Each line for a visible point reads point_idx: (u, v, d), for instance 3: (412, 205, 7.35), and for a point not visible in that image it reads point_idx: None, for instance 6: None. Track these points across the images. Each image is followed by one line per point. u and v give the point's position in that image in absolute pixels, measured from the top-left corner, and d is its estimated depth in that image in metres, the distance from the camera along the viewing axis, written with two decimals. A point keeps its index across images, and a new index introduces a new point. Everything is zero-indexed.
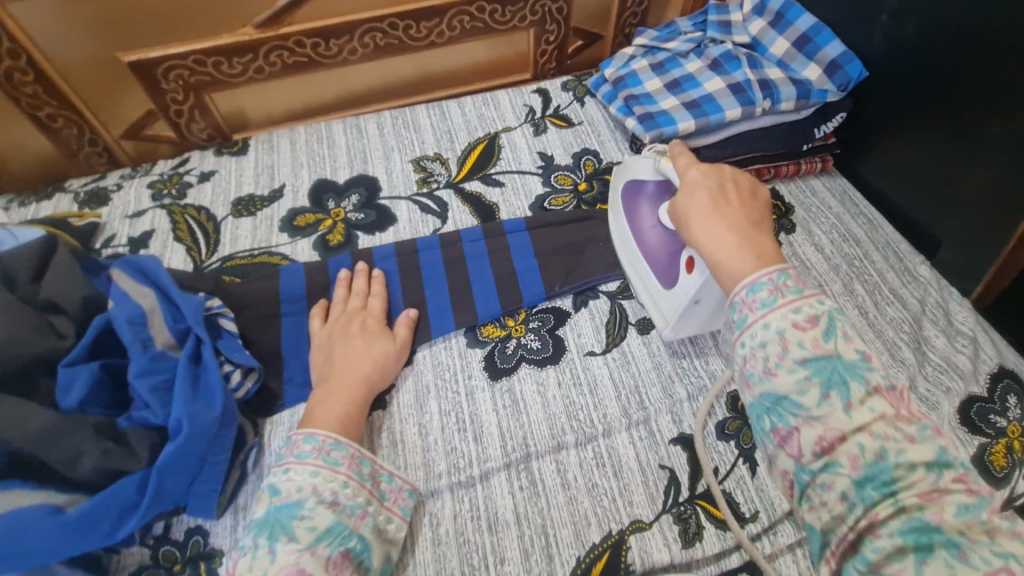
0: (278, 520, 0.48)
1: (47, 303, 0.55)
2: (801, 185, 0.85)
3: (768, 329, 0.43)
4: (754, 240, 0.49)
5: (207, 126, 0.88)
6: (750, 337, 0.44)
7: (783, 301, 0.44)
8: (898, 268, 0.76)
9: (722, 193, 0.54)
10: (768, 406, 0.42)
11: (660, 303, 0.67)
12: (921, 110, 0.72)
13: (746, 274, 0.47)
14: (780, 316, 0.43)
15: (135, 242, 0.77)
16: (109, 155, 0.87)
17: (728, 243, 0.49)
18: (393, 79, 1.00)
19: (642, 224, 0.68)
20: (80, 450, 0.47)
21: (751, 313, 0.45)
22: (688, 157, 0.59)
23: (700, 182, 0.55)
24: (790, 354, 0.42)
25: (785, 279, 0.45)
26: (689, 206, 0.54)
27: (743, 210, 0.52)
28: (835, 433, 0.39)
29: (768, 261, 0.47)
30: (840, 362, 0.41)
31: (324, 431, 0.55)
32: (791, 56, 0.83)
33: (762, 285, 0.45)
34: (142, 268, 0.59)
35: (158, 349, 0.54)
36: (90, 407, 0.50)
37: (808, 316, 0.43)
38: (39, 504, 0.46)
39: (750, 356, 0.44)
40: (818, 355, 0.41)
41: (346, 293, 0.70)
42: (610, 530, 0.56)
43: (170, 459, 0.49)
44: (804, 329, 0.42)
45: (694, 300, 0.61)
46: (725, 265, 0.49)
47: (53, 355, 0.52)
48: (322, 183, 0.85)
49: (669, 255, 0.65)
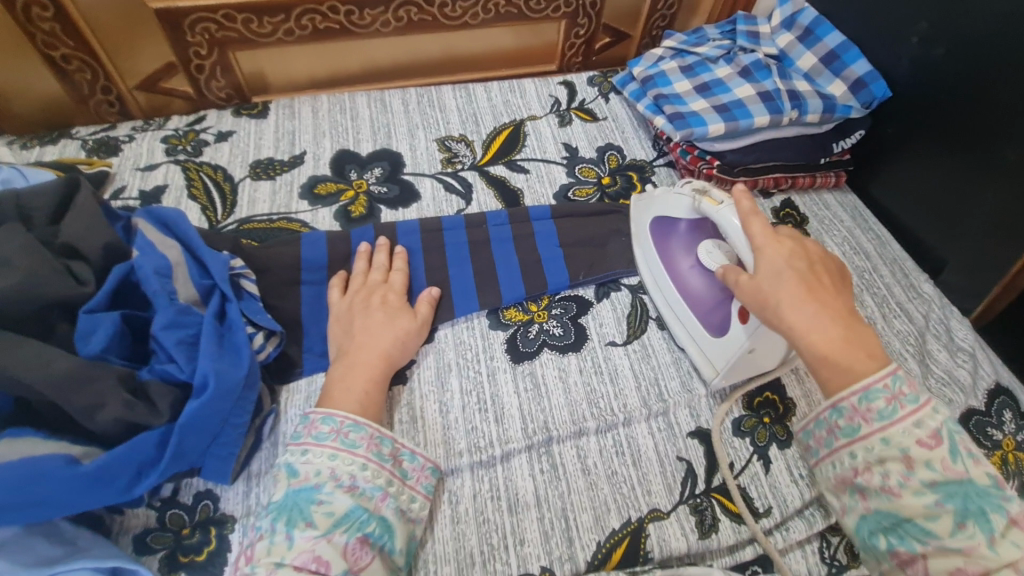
0: (297, 504, 0.48)
1: (64, 247, 0.52)
2: (815, 198, 0.88)
3: (887, 444, 0.49)
4: (853, 334, 0.52)
5: (227, 85, 0.85)
6: (864, 448, 0.50)
7: (901, 412, 0.49)
8: (904, 284, 0.79)
9: (813, 278, 0.55)
10: (888, 524, 0.48)
11: (706, 349, 0.65)
12: (946, 141, 0.75)
13: (861, 376, 0.51)
14: (901, 429, 0.49)
15: (146, 196, 0.74)
16: (121, 106, 0.83)
17: (834, 338, 0.52)
18: (419, 58, 0.99)
19: (680, 267, 0.68)
20: (101, 400, 0.45)
21: (864, 422, 0.50)
22: (762, 219, 0.58)
23: (786, 263, 0.55)
24: (915, 475, 0.47)
25: (900, 387, 0.50)
26: (776, 290, 0.54)
27: (833, 295, 0.55)
28: (976, 565, 0.43)
29: (878, 361, 0.51)
30: (972, 488, 0.46)
31: (343, 412, 0.53)
32: (818, 70, 0.85)
33: (877, 393, 0.50)
34: (168, 221, 0.57)
35: (184, 302, 0.52)
36: (111, 355, 0.48)
37: (930, 432, 0.48)
38: (54, 454, 0.43)
39: (865, 468, 0.50)
40: (948, 478, 0.46)
41: (367, 265, 0.68)
42: (630, 517, 0.56)
43: (194, 416, 0.47)
44: (928, 446, 0.48)
45: (749, 348, 0.60)
46: (834, 364, 0.52)
47: (71, 300, 0.49)
48: (344, 153, 0.83)
49: (716, 297, 0.65)
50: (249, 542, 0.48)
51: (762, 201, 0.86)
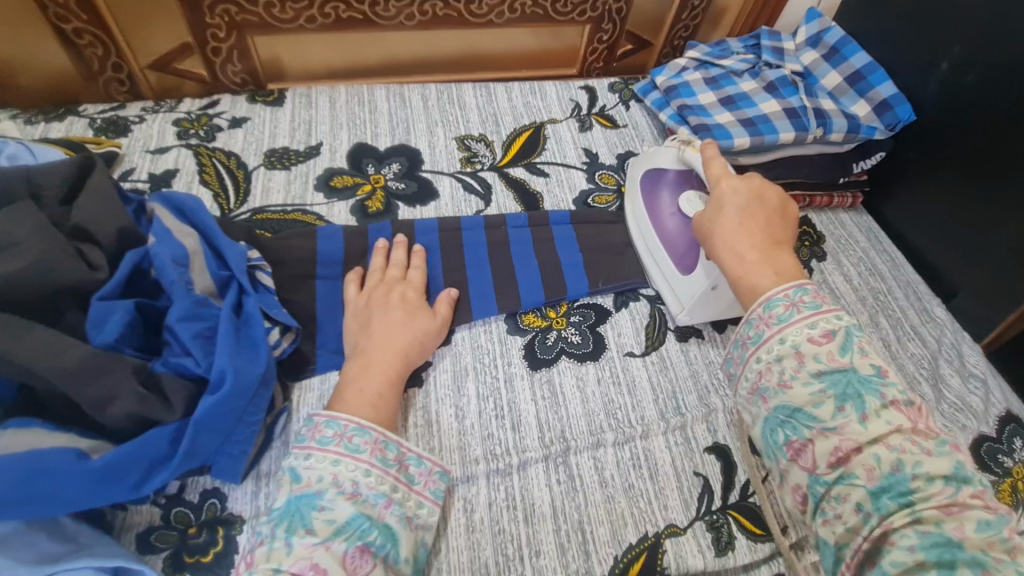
0: (298, 509, 0.45)
1: (76, 230, 0.50)
2: (831, 216, 0.88)
3: (783, 343, 0.46)
4: (773, 257, 0.51)
5: (243, 70, 0.83)
6: (767, 351, 0.46)
7: (798, 316, 0.46)
8: (917, 307, 0.79)
9: (750, 209, 0.54)
10: (782, 419, 0.44)
11: (676, 288, 0.68)
12: (962, 167, 0.76)
13: (766, 289, 0.49)
14: (796, 331, 0.46)
15: (156, 179, 0.72)
16: (132, 85, 0.81)
17: (750, 260, 0.51)
18: (439, 54, 0.97)
19: (660, 210, 0.70)
20: (113, 392, 0.43)
21: (768, 328, 0.47)
22: (722, 162, 0.60)
23: (730, 196, 0.56)
24: (806, 367, 0.44)
25: (801, 295, 0.47)
26: (714, 221, 0.55)
27: (765, 224, 0.54)
28: (850, 443, 0.40)
29: (787, 277, 0.49)
30: (854, 375, 0.43)
31: (347, 415, 0.51)
32: (843, 90, 0.85)
33: (778, 301, 0.47)
34: (183, 207, 0.55)
35: (202, 294, 0.50)
36: (124, 346, 0.46)
37: (823, 330, 0.45)
38: (63, 448, 0.41)
39: (765, 370, 0.46)
40: (833, 368, 0.43)
41: (384, 262, 0.66)
42: (646, 531, 0.55)
43: (209, 413, 0.46)
44: (819, 342, 0.45)
45: (712, 285, 0.64)
46: (745, 281, 0.51)
47: (82, 286, 0.47)
48: (361, 147, 0.81)
49: (688, 241, 0.66)
50: (249, 548, 0.46)
51: None
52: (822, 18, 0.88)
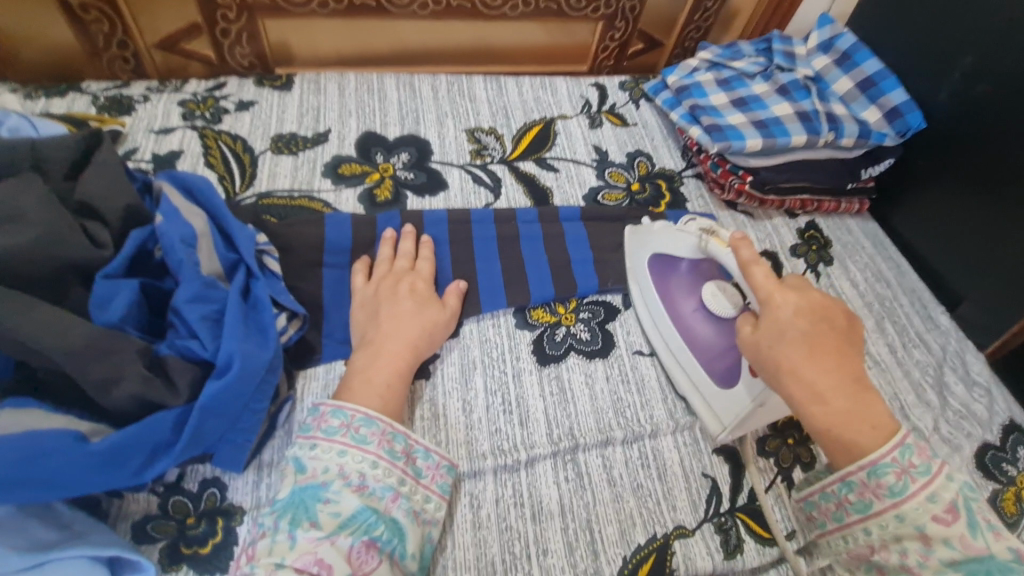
0: (303, 501, 0.45)
1: (81, 206, 0.48)
2: (838, 222, 0.88)
3: (903, 521, 0.44)
4: (860, 401, 0.48)
5: (251, 53, 0.81)
6: (879, 525, 0.45)
7: (914, 487, 0.44)
8: (923, 315, 0.79)
9: (815, 336, 0.50)
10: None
11: (712, 402, 0.60)
12: (971, 180, 0.77)
13: (870, 448, 0.46)
14: (914, 506, 0.44)
15: (160, 160, 0.70)
16: (137, 63, 0.79)
17: (836, 407, 0.47)
18: (449, 45, 0.96)
19: (682, 310, 0.64)
20: (117, 373, 0.41)
21: (876, 498, 0.45)
22: (763, 268, 0.54)
23: (790, 319, 0.51)
24: (934, 553, 0.43)
25: (909, 458, 0.45)
26: (778, 352, 0.50)
27: (836, 352, 0.50)
28: None
29: (885, 430, 0.46)
30: (995, 564, 0.41)
31: (353, 404, 0.50)
32: (854, 95, 0.85)
33: (886, 467, 0.45)
34: (191, 187, 0.54)
35: (210, 276, 0.49)
36: (128, 326, 0.45)
37: (946, 505, 0.43)
38: (62, 429, 0.40)
39: (880, 546, 0.45)
40: (967, 556, 0.42)
41: (392, 252, 0.65)
42: (655, 533, 0.54)
43: (215, 398, 0.44)
44: (946, 522, 0.43)
45: (759, 403, 0.56)
46: (835, 436, 0.47)
47: (86, 264, 0.45)
48: (370, 135, 0.80)
49: (724, 345, 0.61)
50: (250, 539, 0.45)
51: (787, 220, 0.86)
52: (834, 24, 0.88)
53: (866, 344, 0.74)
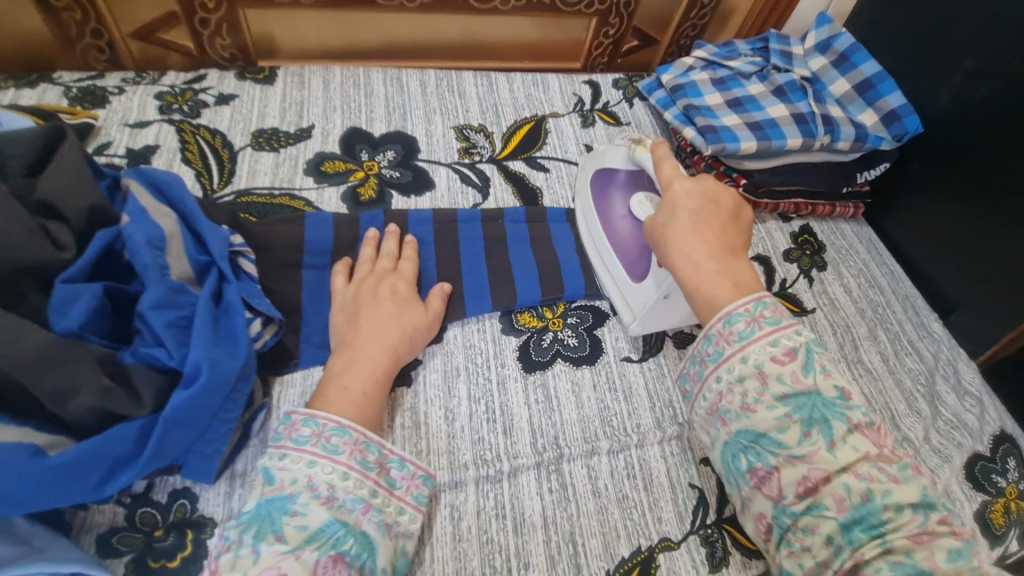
0: (268, 514, 0.43)
1: (41, 204, 0.46)
2: (832, 226, 0.87)
3: (745, 363, 0.46)
4: (728, 267, 0.51)
5: (232, 45, 0.79)
6: (727, 371, 0.47)
7: (759, 333, 0.47)
8: (915, 322, 0.78)
9: (703, 214, 0.53)
10: (746, 444, 0.45)
11: (629, 298, 0.65)
12: (968, 184, 0.75)
13: (725, 303, 0.49)
14: (757, 349, 0.46)
15: (134, 155, 0.68)
16: (112, 54, 0.76)
17: (706, 269, 0.50)
18: (439, 38, 0.94)
19: (612, 213, 0.67)
20: (76, 384, 0.39)
21: (727, 345, 0.47)
22: (674, 163, 0.56)
23: (683, 199, 0.54)
24: (769, 390, 0.45)
25: (762, 309, 0.48)
26: (668, 227, 0.54)
27: (719, 228, 0.53)
28: (819, 472, 0.42)
29: (745, 289, 0.50)
30: (819, 398, 0.44)
31: (326, 413, 0.48)
32: (851, 98, 0.83)
33: (739, 317, 0.48)
34: (160, 185, 0.51)
35: (178, 281, 0.47)
36: (89, 334, 0.43)
37: (784, 350, 0.46)
38: (17, 442, 0.37)
39: (726, 391, 0.47)
40: (797, 391, 0.45)
41: (373, 253, 0.63)
42: (640, 545, 0.53)
43: (180, 409, 0.42)
44: (782, 362, 0.46)
45: (663, 294, 0.60)
46: (701, 293, 0.50)
47: (45, 266, 0.43)
48: (355, 131, 0.78)
49: (641, 246, 0.64)
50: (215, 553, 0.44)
51: (781, 224, 0.84)
52: (832, 24, 0.86)
53: (857, 352, 0.73)
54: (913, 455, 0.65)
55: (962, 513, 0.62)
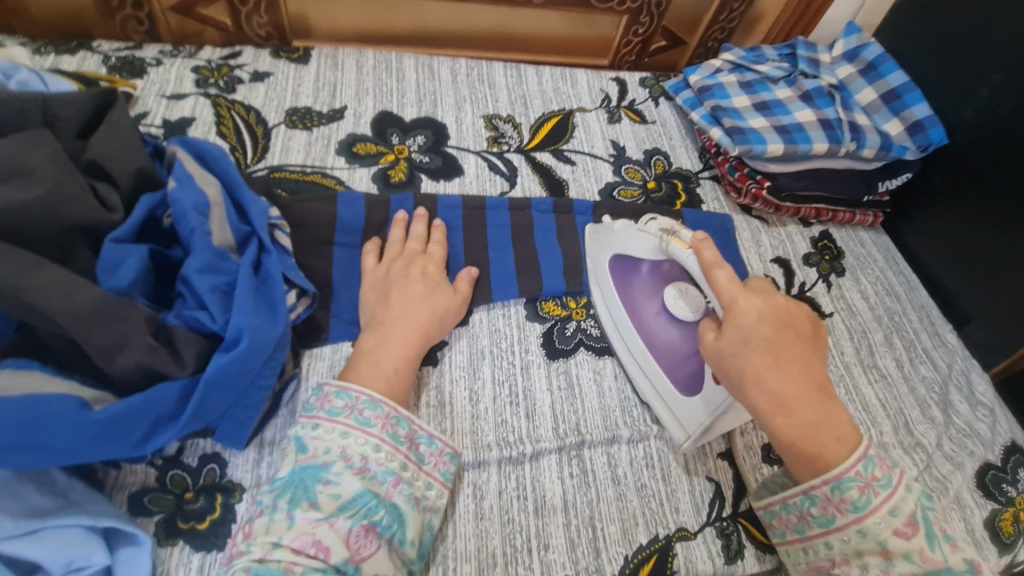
0: (302, 481, 0.44)
1: (90, 164, 0.46)
2: (851, 233, 0.87)
3: (863, 535, 0.45)
4: (823, 411, 0.48)
5: (269, 23, 0.79)
6: (840, 539, 0.47)
7: (876, 501, 0.45)
8: (930, 331, 0.79)
9: (780, 343, 0.48)
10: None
11: (675, 410, 0.58)
12: (993, 200, 0.76)
13: (834, 462, 0.47)
14: (878, 520, 0.45)
15: (170, 126, 0.68)
16: (151, 26, 0.77)
17: (803, 422, 0.47)
18: (470, 28, 0.95)
19: (643, 312, 0.62)
20: (123, 340, 0.40)
21: (839, 512, 0.46)
22: (727, 270, 0.51)
23: (754, 325, 0.48)
24: (894, 567, 0.44)
25: (872, 471, 0.46)
26: (743, 361, 0.48)
27: (800, 359, 0.48)
28: None
29: (849, 443, 0.47)
30: (951, 574, 0.43)
31: (357, 386, 0.49)
32: (876, 107, 0.84)
33: (850, 482, 0.46)
34: (204, 154, 0.52)
35: (221, 247, 0.47)
36: (135, 293, 0.43)
37: (906, 518, 0.45)
38: (66, 394, 0.38)
39: (844, 560, 0.47)
40: (927, 569, 0.44)
41: (404, 234, 0.64)
42: (657, 534, 0.54)
43: (222, 373, 0.43)
44: (905, 535, 0.45)
45: (722, 411, 0.54)
46: (799, 449, 0.47)
47: (94, 224, 0.44)
48: (387, 115, 0.78)
49: (687, 351, 0.60)
50: (247, 517, 0.44)
51: (801, 229, 0.85)
52: (860, 34, 0.87)
53: (873, 357, 0.74)
54: (926, 461, 0.66)
55: (971, 519, 0.63)
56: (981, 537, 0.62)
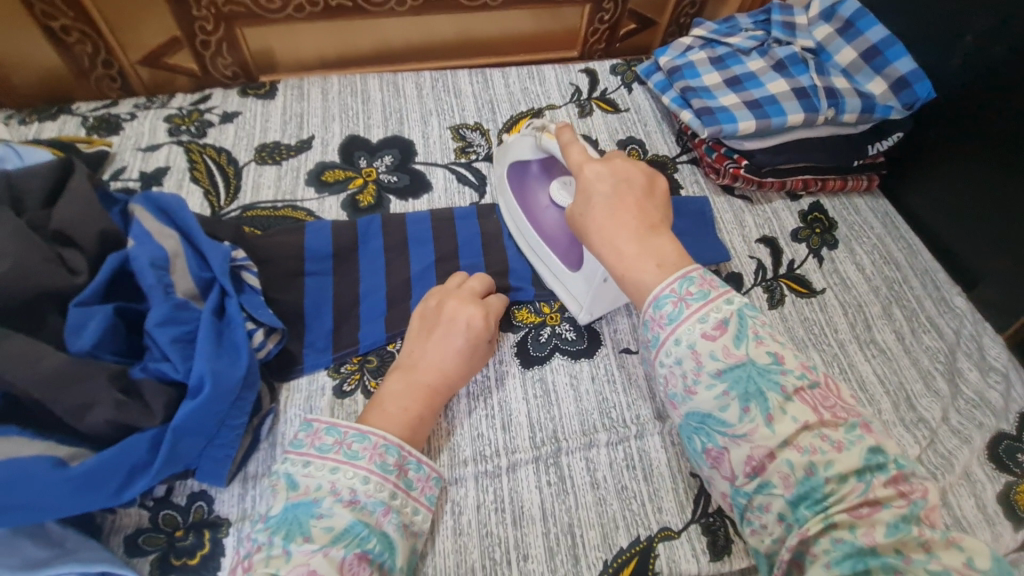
0: (296, 518, 0.43)
1: (57, 234, 0.49)
2: (845, 201, 0.84)
3: (679, 344, 0.43)
4: (651, 245, 0.48)
5: (233, 63, 0.82)
6: (666, 355, 0.44)
7: (688, 311, 0.44)
8: (935, 296, 0.75)
9: (617, 194, 0.51)
10: (696, 426, 0.43)
11: (571, 288, 0.64)
12: (1011, 164, 0.69)
13: (652, 286, 0.46)
14: (688, 329, 0.44)
15: (147, 178, 0.72)
16: (123, 82, 0.81)
17: (627, 251, 0.48)
18: (432, 38, 0.95)
19: (537, 206, 0.66)
20: (92, 399, 0.43)
21: (662, 329, 0.45)
22: (579, 145, 0.55)
23: (592, 183, 0.52)
24: (704, 369, 0.42)
25: (688, 287, 0.45)
26: (585, 217, 0.52)
27: (636, 208, 0.50)
28: (761, 450, 0.40)
29: (671, 267, 0.47)
30: (754, 368, 0.42)
31: (347, 422, 0.49)
32: (857, 67, 0.79)
33: (666, 298, 0.45)
34: (164, 207, 0.54)
35: (181, 298, 0.50)
36: (102, 352, 0.46)
37: (716, 322, 0.43)
38: (40, 455, 0.41)
39: (670, 374, 0.44)
40: (732, 364, 0.42)
41: (458, 284, 0.62)
42: (638, 535, 0.54)
43: (188, 419, 0.45)
44: (713, 337, 0.43)
45: (602, 279, 0.58)
46: (629, 278, 0.48)
47: (61, 292, 0.47)
48: (354, 139, 0.80)
49: (570, 235, 0.63)
50: (246, 552, 0.43)
51: (789, 202, 0.82)
52: None
53: (870, 332, 0.71)
54: (930, 437, 0.63)
55: (983, 495, 0.60)
56: (995, 513, 0.58)
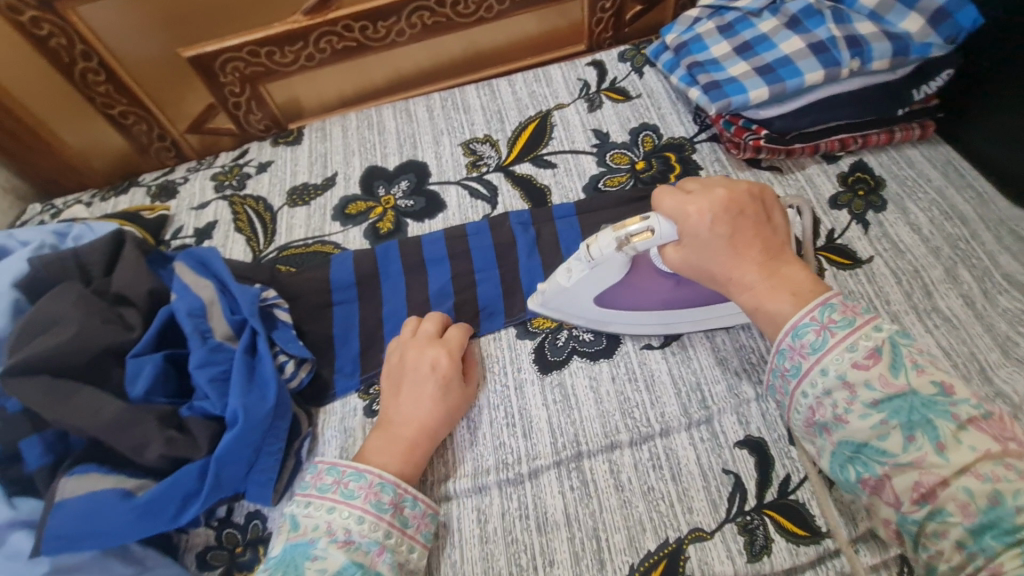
0: (293, 559, 0.45)
1: (118, 296, 0.57)
2: (894, 155, 0.75)
3: (826, 374, 0.43)
4: (779, 274, 0.48)
5: (264, 117, 0.90)
6: (811, 385, 0.44)
7: (834, 340, 0.44)
8: (1015, 250, 0.65)
9: (736, 231, 0.48)
10: (850, 455, 0.42)
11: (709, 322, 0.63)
12: None
13: (789, 316, 0.46)
14: (836, 357, 0.43)
15: (200, 233, 0.81)
16: (177, 150, 0.92)
17: (760, 287, 0.48)
18: (440, 60, 0.98)
19: (654, 299, 0.60)
20: (146, 439, 0.50)
21: (804, 359, 0.45)
22: (669, 194, 0.50)
23: (708, 234, 0.48)
24: (858, 398, 0.42)
25: (830, 313, 0.45)
26: (706, 263, 0.49)
27: (759, 240, 0.49)
28: (933, 477, 0.38)
29: (806, 296, 0.47)
30: (917, 399, 0.40)
31: (346, 460, 0.52)
32: (886, 6, 0.71)
33: (807, 327, 0.45)
34: (203, 260, 0.61)
35: (217, 341, 0.56)
36: (155, 395, 0.54)
37: (867, 351, 0.42)
38: (112, 488, 0.49)
39: (816, 405, 0.44)
40: (891, 394, 0.41)
41: (412, 331, 0.63)
42: (667, 538, 0.52)
43: (227, 450, 0.52)
44: (866, 366, 0.42)
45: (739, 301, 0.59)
46: (764, 310, 0.48)
47: (121, 346, 0.54)
48: (373, 170, 0.84)
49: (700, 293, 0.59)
50: None
51: (826, 166, 0.75)
52: None
53: (931, 299, 0.63)
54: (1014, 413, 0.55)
55: None
56: None
